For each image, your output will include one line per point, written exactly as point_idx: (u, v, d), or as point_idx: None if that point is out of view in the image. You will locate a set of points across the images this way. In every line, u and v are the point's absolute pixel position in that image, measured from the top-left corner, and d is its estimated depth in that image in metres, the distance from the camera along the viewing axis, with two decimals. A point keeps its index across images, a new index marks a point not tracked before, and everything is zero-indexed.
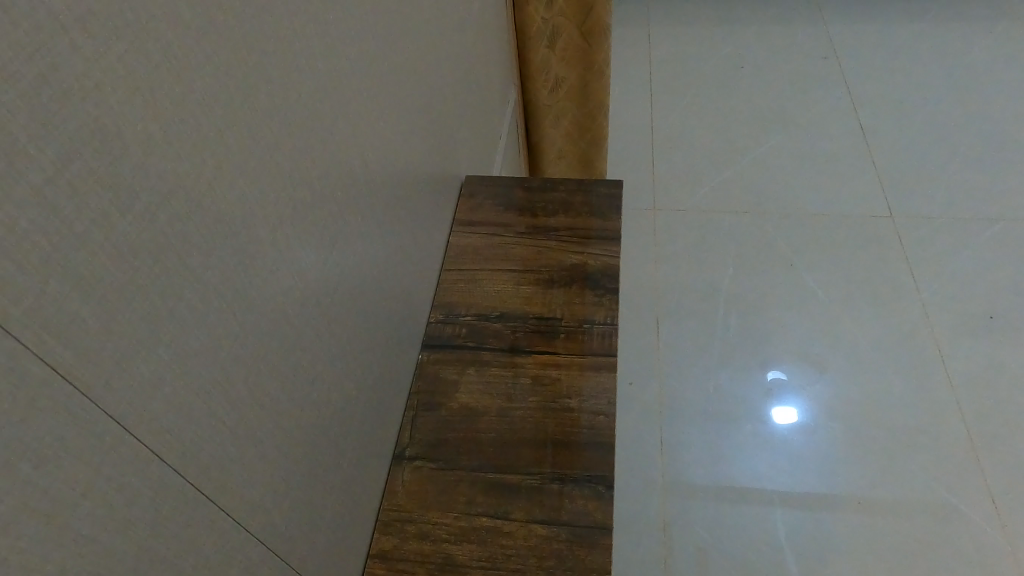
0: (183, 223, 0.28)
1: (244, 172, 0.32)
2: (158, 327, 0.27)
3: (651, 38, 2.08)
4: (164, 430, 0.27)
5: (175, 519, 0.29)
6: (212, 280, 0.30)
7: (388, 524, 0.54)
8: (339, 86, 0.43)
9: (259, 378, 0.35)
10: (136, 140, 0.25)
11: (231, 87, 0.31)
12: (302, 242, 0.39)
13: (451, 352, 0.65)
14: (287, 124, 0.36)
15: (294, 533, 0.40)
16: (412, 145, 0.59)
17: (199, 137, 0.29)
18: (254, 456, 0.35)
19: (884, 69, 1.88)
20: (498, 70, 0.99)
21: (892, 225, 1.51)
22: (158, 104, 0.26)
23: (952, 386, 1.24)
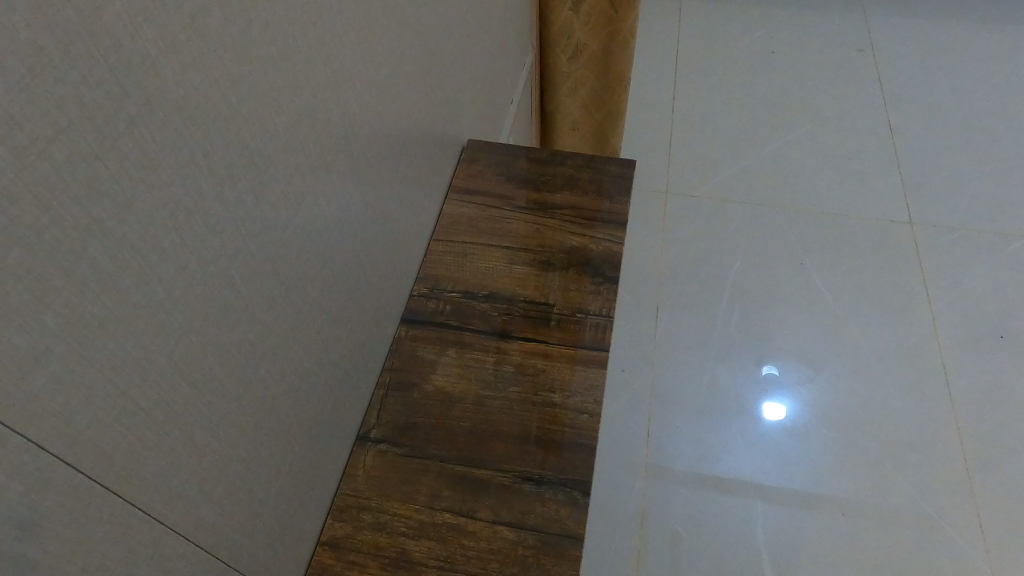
0: (90, 164, 0.23)
1: (184, 110, 0.27)
2: (45, 292, 0.22)
3: (681, 13, 1.99)
4: (48, 414, 0.23)
5: (59, 516, 0.24)
6: (130, 238, 0.25)
7: (343, 510, 0.50)
8: (316, 20, 0.37)
9: (190, 353, 0.30)
10: (17, 53, 0.19)
11: (171, 5, 0.25)
12: (257, 198, 0.34)
13: (431, 329, 0.60)
14: (244, 57, 0.31)
15: (225, 523, 0.36)
16: (407, 99, 0.54)
17: (120, 62, 0.23)
18: (176, 442, 0.30)
19: (920, 69, 1.80)
20: (515, 26, 0.92)
21: (911, 231, 1.44)
22: (59, 13, 0.21)
23: (954, 403, 1.19)
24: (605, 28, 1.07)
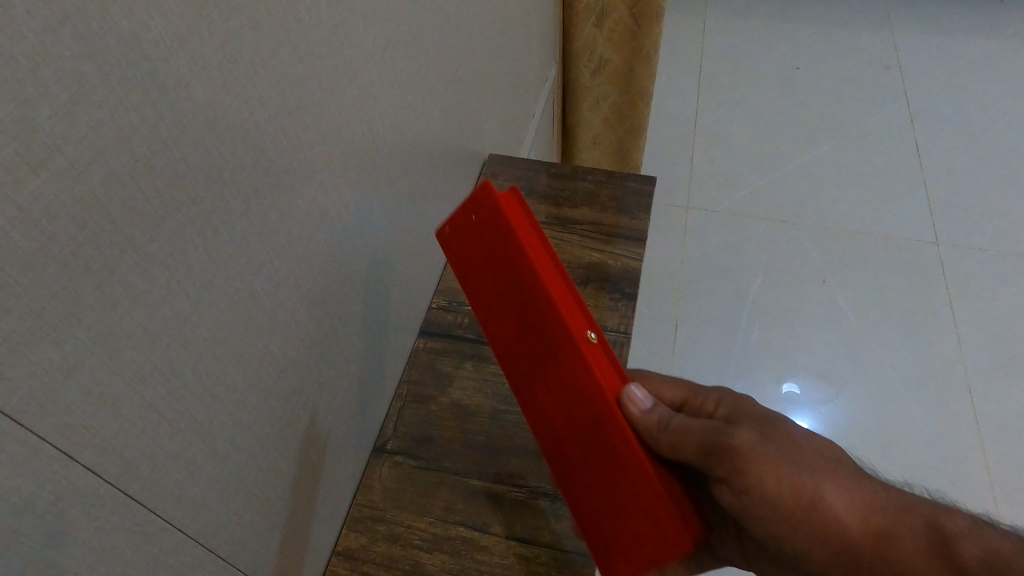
0: (125, 183, 0.23)
1: (215, 130, 0.28)
2: (77, 307, 0.22)
3: (705, 28, 2.00)
4: (79, 426, 0.24)
5: (86, 524, 0.25)
6: (160, 253, 0.26)
7: (358, 522, 0.50)
8: (343, 42, 0.38)
9: (215, 365, 0.31)
10: (61, 80, 0.20)
11: (204, 31, 0.26)
12: (283, 214, 0.34)
13: (450, 342, 0.60)
14: (273, 78, 0.32)
15: (244, 531, 0.36)
16: (430, 115, 0.55)
17: (156, 85, 0.24)
18: (199, 452, 0.31)
19: (948, 86, 1.78)
20: (538, 41, 0.93)
21: (937, 250, 1.42)
22: (97, 42, 0.21)
23: (980, 426, 1.16)
24: (628, 44, 1.07)
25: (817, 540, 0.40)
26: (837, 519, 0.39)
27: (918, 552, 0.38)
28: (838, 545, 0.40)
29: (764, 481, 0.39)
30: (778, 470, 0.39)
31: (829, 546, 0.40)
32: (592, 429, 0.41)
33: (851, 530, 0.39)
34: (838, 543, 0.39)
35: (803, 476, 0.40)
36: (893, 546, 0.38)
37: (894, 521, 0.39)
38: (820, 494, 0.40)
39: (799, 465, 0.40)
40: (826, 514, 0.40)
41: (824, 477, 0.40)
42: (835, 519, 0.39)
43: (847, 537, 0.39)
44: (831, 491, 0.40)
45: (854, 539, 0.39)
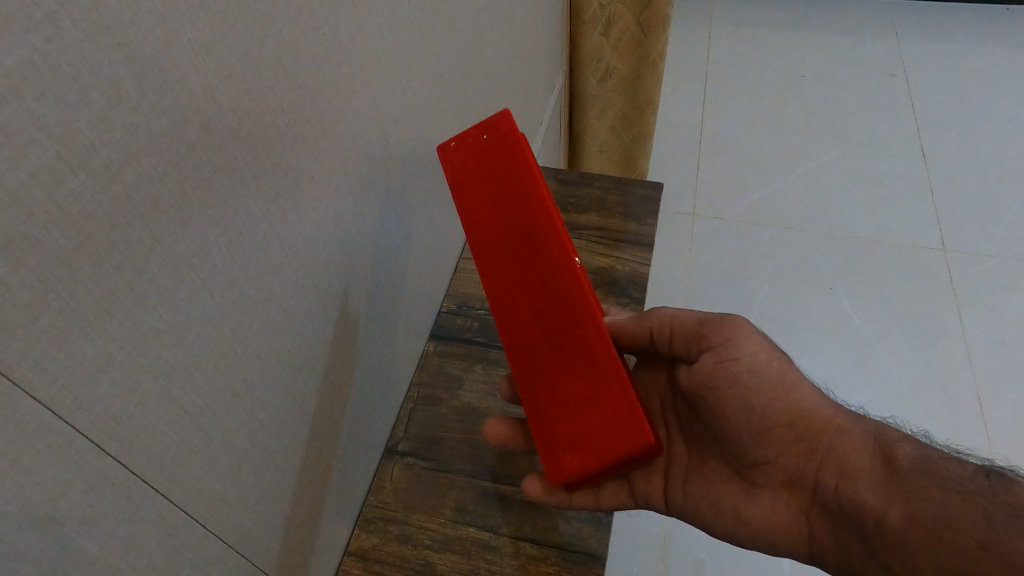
0: (154, 185, 0.24)
1: (238, 135, 0.29)
2: (110, 304, 0.23)
3: (711, 36, 2.01)
4: (109, 419, 0.25)
5: (114, 514, 0.26)
6: (187, 253, 0.27)
7: (369, 521, 0.51)
8: (360, 51, 0.39)
9: (236, 363, 0.32)
10: (100, 86, 0.21)
11: (231, 40, 0.27)
12: (301, 218, 0.35)
13: (460, 345, 0.61)
14: (294, 86, 0.33)
15: (261, 528, 0.37)
16: (442, 121, 0.56)
17: (184, 90, 0.25)
18: (220, 448, 0.32)
19: (954, 94, 1.78)
20: (546, 50, 0.94)
21: (944, 258, 1.42)
22: (132, 50, 0.22)
23: (989, 435, 1.15)
24: (635, 52, 1.08)
25: (782, 418, 0.47)
26: (805, 403, 0.47)
27: (863, 445, 0.45)
28: (800, 425, 0.46)
29: (756, 357, 0.47)
30: (770, 354, 0.47)
31: (791, 425, 0.46)
32: (567, 322, 0.42)
33: (815, 415, 0.47)
34: (801, 424, 0.46)
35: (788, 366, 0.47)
36: (845, 436, 0.46)
37: (850, 418, 0.46)
38: (797, 382, 0.47)
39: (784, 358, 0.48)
40: (797, 398, 0.47)
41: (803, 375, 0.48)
42: (804, 403, 0.47)
43: (809, 420, 0.46)
44: (805, 385, 0.48)
45: (814, 423, 0.46)
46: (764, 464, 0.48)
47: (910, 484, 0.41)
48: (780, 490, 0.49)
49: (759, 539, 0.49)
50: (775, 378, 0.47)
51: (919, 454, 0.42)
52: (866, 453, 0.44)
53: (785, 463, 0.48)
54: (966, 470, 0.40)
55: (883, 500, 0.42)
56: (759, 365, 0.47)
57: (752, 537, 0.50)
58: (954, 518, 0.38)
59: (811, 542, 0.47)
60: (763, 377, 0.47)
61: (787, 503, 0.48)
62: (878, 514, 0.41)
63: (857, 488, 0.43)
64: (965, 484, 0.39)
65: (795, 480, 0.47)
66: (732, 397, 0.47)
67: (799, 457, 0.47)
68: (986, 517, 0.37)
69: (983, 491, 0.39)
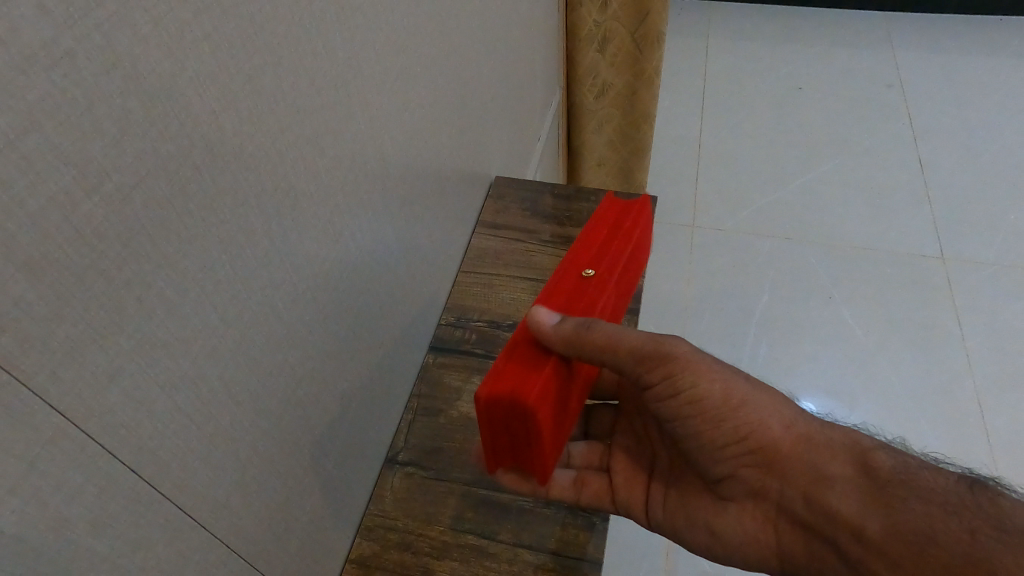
0: (162, 207, 0.26)
1: (239, 158, 0.31)
2: (120, 318, 0.25)
3: (708, 50, 2.03)
4: (120, 426, 0.26)
5: (123, 517, 0.27)
6: (192, 269, 0.28)
7: (370, 530, 0.52)
8: (357, 75, 0.41)
9: (238, 375, 0.33)
10: (112, 116, 0.23)
11: (233, 68, 0.29)
12: (301, 235, 0.37)
13: (458, 357, 0.63)
14: (293, 111, 0.35)
15: (263, 534, 0.38)
16: (439, 139, 0.58)
17: (189, 117, 0.27)
18: (223, 455, 0.33)
19: (950, 104, 1.80)
20: (543, 66, 0.96)
21: (942, 267, 1.43)
22: (141, 80, 0.24)
23: (991, 443, 1.15)
24: (632, 68, 1.10)
25: (738, 439, 0.46)
26: (760, 422, 0.46)
27: (833, 455, 0.45)
28: (755, 444, 0.46)
29: (699, 384, 0.45)
30: (714, 376, 0.46)
31: (746, 442, 0.46)
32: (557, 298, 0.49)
33: (773, 433, 0.46)
34: (758, 443, 0.46)
35: (739, 384, 0.47)
36: (810, 447, 0.46)
37: (813, 427, 0.46)
38: (750, 398, 0.46)
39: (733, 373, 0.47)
40: (750, 416, 0.46)
41: (755, 387, 0.47)
42: (757, 423, 0.46)
43: (764, 435, 0.46)
44: (761, 399, 0.47)
45: (772, 440, 0.46)
46: (728, 481, 0.49)
47: (892, 497, 0.42)
48: (748, 504, 0.49)
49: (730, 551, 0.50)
50: (722, 400, 0.46)
51: (898, 464, 0.43)
52: (837, 465, 0.45)
53: (749, 479, 0.48)
54: (951, 482, 0.42)
55: (861, 513, 0.43)
56: (706, 390, 0.46)
57: (723, 550, 0.51)
58: (939, 531, 0.39)
59: (783, 550, 0.48)
60: (711, 399, 0.46)
61: (756, 517, 0.49)
62: (858, 528, 0.43)
63: (829, 501, 0.44)
64: (950, 497, 0.41)
65: (761, 495, 0.48)
66: (689, 420, 0.47)
67: (763, 474, 0.47)
68: (971, 531, 0.39)
69: (969, 504, 0.40)
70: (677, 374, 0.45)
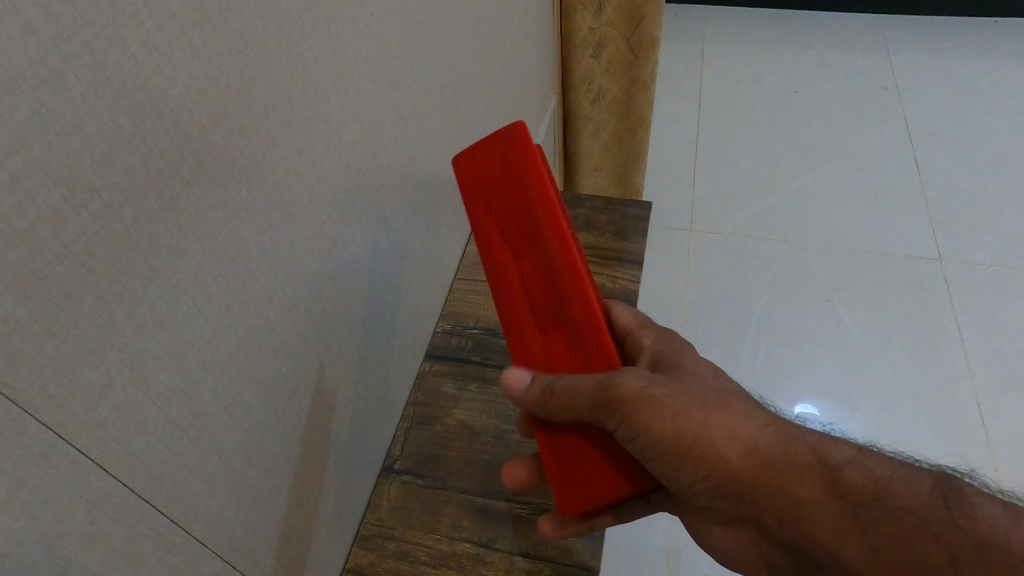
0: (151, 222, 0.26)
1: (231, 171, 0.31)
2: (111, 332, 0.25)
3: (704, 54, 2.04)
4: (111, 440, 0.26)
5: (115, 531, 0.27)
6: (183, 282, 0.28)
7: (367, 539, 0.52)
8: (350, 86, 0.41)
9: (231, 386, 0.33)
10: (101, 132, 0.23)
11: (223, 83, 0.29)
12: (294, 247, 0.37)
13: (454, 364, 0.63)
14: (285, 123, 0.35)
15: (259, 544, 0.38)
16: (433, 148, 0.58)
17: (179, 131, 0.27)
18: (217, 467, 0.33)
19: (946, 106, 1.80)
20: (538, 73, 0.97)
21: (940, 268, 1.43)
22: (130, 96, 0.24)
23: (990, 445, 1.15)
24: (626, 73, 1.10)
25: (703, 474, 0.43)
26: (719, 454, 0.42)
27: (804, 478, 0.43)
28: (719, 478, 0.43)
29: (652, 423, 0.40)
30: (661, 411, 0.41)
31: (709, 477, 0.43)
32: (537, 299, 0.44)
33: (733, 463, 0.43)
34: (721, 474, 0.43)
35: (690, 414, 0.42)
36: (778, 472, 0.43)
37: (777, 448, 0.43)
38: (706, 425, 0.42)
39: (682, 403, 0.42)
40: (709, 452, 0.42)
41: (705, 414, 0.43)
42: (715, 455, 0.42)
43: (725, 468, 0.43)
44: (716, 424, 0.43)
45: (733, 472, 0.43)
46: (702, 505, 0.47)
47: (868, 522, 0.41)
48: (728, 521, 0.48)
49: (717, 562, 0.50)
50: (678, 440, 0.41)
51: (869, 479, 0.42)
52: (805, 488, 0.43)
53: (722, 503, 0.46)
54: (924, 493, 0.41)
55: (839, 537, 0.42)
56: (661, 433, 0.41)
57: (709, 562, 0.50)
58: (921, 556, 0.39)
59: (766, 563, 0.48)
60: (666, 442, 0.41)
61: (737, 530, 0.48)
62: (836, 551, 0.42)
63: (804, 525, 0.43)
64: (927, 515, 0.40)
65: (738, 516, 0.46)
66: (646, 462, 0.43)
67: (736, 501, 0.45)
68: (953, 557, 0.39)
69: (945, 520, 0.40)
70: (631, 418, 0.40)
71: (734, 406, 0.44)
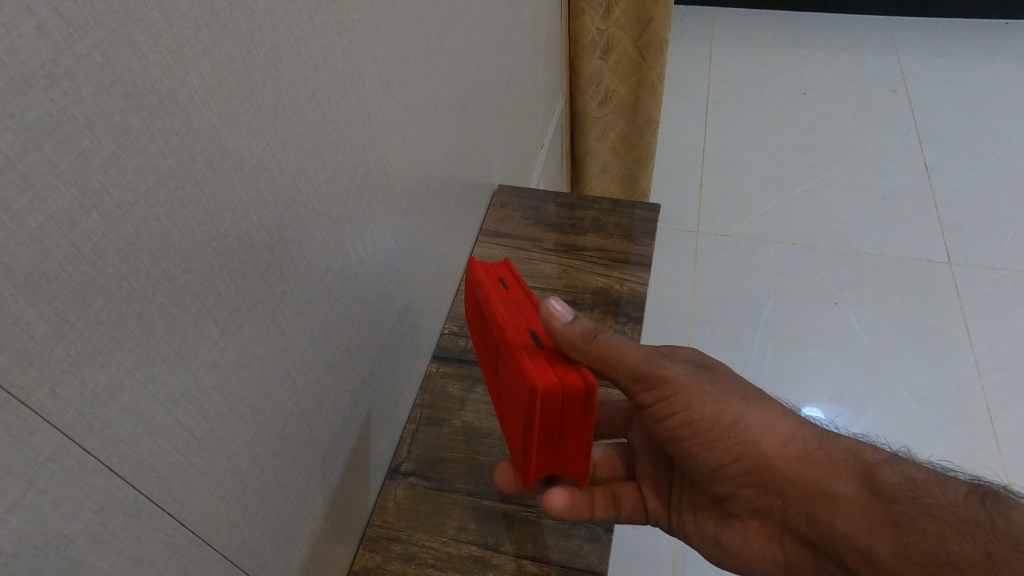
0: (161, 222, 0.26)
1: (240, 172, 0.31)
2: (121, 333, 0.25)
3: (712, 56, 2.04)
4: (120, 441, 0.26)
5: (123, 532, 0.27)
6: (192, 284, 0.28)
7: (374, 541, 0.52)
8: (359, 87, 0.41)
9: (240, 388, 0.33)
10: (112, 134, 0.23)
11: (233, 83, 0.29)
12: (303, 248, 0.37)
13: (461, 366, 0.63)
14: (295, 124, 0.35)
15: (265, 546, 0.38)
16: (442, 148, 0.58)
17: (189, 133, 0.27)
18: (224, 469, 0.33)
19: (956, 108, 1.79)
20: (546, 75, 0.96)
21: (950, 271, 1.42)
22: (141, 97, 0.24)
23: (1000, 450, 1.14)
24: (634, 75, 1.10)
25: (733, 458, 0.47)
26: (752, 441, 0.46)
27: (833, 471, 0.44)
28: (749, 464, 0.46)
29: (690, 406, 0.46)
30: (704, 397, 0.46)
31: (738, 462, 0.46)
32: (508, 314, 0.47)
33: (767, 450, 0.46)
34: (752, 461, 0.46)
35: (729, 401, 0.47)
36: (806, 462, 0.45)
37: (812, 442, 0.45)
38: (743, 414, 0.46)
39: (725, 393, 0.47)
40: (743, 436, 0.46)
41: (748, 406, 0.47)
42: (749, 441, 0.46)
43: (756, 455, 0.46)
44: (754, 412, 0.47)
45: (763, 459, 0.46)
46: (729, 498, 0.50)
47: (897, 516, 0.40)
48: (750, 518, 0.50)
49: (742, 564, 0.51)
50: (705, 417, 0.46)
51: (902, 479, 0.41)
52: (836, 483, 0.43)
53: (751, 496, 0.48)
54: (960, 496, 0.40)
55: (867, 536, 0.41)
56: (697, 411, 0.46)
57: (732, 562, 0.52)
58: (953, 554, 0.37)
59: (791, 565, 0.48)
60: (699, 420, 0.46)
61: (762, 530, 0.49)
62: (865, 548, 0.41)
63: (833, 523, 0.43)
64: (964, 513, 0.38)
65: (766, 512, 0.48)
66: (685, 441, 0.48)
67: (769, 494, 0.47)
68: (988, 553, 0.36)
69: (979, 519, 0.38)
70: (667, 395, 0.46)
71: (774, 406, 0.48)
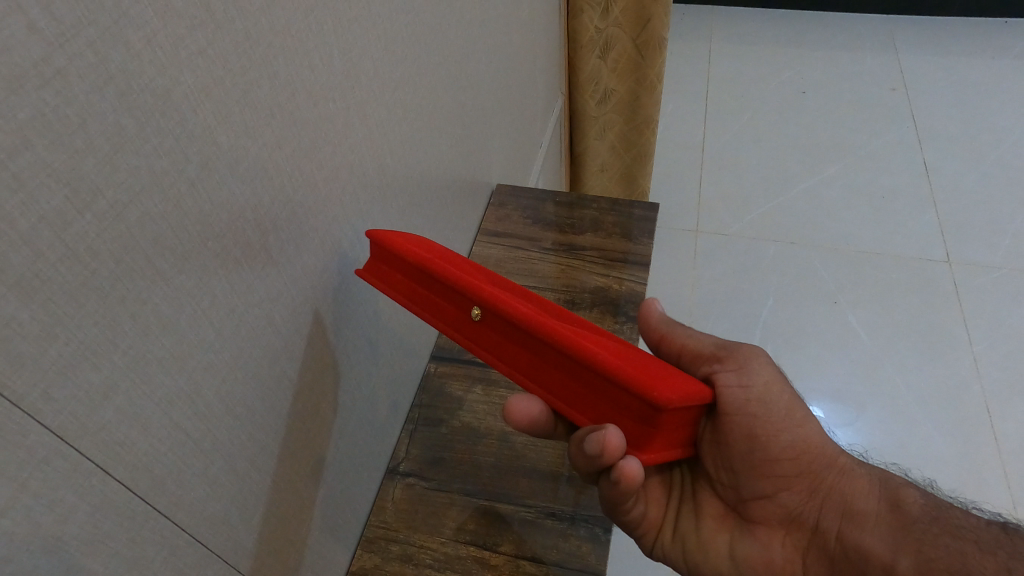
0: (155, 222, 0.26)
1: (235, 172, 0.31)
2: (116, 334, 0.25)
3: (711, 55, 2.04)
4: (114, 442, 0.26)
5: (118, 534, 0.27)
6: (188, 284, 0.28)
7: (372, 542, 0.52)
8: (355, 86, 0.41)
9: (236, 388, 0.33)
10: (105, 134, 0.23)
11: (227, 83, 0.29)
12: (298, 248, 0.37)
13: (458, 367, 0.63)
14: (290, 124, 0.35)
15: (262, 547, 0.38)
16: (439, 147, 0.57)
17: (183, 133, 0.27)
18: (221, 469, 0.33)
19: (954, 107, 1.79)
20: (544, 73, 0.96)
21: (948, 270, 1.42)
22: (135, 96, 0.24)
23: (999, 449, 1.14)
24: (633, 74, 1.10)
25: (794, 454, 0.46)
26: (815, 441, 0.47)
27: (869, 489, 0.46)
28: (803, 465, 0.47)
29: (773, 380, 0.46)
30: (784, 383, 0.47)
31: (795, 460, 0.46)
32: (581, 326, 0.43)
33: (820, 456, 0.47)
34: (807, 463, 0.47)
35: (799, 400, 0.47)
36: (847, 477, 0.47)
37: (852, 461, 0.48)
38: (806, 420, 0.47)
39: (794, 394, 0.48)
40: (806, 436, 0.47)
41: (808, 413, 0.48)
42: (811, 442, 0.47)
43: (811, 458, 0.47)
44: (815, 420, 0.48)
45: (816, 463, 0.47)
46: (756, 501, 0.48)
47: (921, 532, 0.42)
48: (777, 527, 0.49)
49: None
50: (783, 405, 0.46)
51: (927, 501, 0.44)
52: (869, 501, 0.46)
53: (788, 501, 0.48)
54: (982, 522, 0.42)
55: (894, 551, 0.43)
56: (778, 396, 0.46)
57: None
58: (976, 565, 0.39)
59: None
60: (778, 407, 0.46)
61: (787, 542, 0.48)
62: (888, 561, 0.43)
63: (862, 540, 0.45)
64: (984, 535, 0.41)
65: (795, 521, 0.48)
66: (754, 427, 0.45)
67: (804, 501, 0.47)
68: (1008, 566, 0.39)
69: (1001, 541, 0.41)
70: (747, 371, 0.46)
71: None
